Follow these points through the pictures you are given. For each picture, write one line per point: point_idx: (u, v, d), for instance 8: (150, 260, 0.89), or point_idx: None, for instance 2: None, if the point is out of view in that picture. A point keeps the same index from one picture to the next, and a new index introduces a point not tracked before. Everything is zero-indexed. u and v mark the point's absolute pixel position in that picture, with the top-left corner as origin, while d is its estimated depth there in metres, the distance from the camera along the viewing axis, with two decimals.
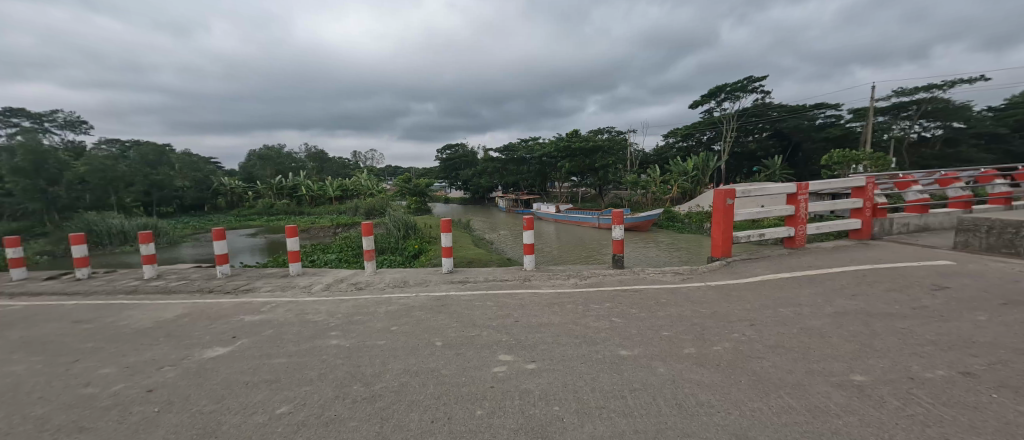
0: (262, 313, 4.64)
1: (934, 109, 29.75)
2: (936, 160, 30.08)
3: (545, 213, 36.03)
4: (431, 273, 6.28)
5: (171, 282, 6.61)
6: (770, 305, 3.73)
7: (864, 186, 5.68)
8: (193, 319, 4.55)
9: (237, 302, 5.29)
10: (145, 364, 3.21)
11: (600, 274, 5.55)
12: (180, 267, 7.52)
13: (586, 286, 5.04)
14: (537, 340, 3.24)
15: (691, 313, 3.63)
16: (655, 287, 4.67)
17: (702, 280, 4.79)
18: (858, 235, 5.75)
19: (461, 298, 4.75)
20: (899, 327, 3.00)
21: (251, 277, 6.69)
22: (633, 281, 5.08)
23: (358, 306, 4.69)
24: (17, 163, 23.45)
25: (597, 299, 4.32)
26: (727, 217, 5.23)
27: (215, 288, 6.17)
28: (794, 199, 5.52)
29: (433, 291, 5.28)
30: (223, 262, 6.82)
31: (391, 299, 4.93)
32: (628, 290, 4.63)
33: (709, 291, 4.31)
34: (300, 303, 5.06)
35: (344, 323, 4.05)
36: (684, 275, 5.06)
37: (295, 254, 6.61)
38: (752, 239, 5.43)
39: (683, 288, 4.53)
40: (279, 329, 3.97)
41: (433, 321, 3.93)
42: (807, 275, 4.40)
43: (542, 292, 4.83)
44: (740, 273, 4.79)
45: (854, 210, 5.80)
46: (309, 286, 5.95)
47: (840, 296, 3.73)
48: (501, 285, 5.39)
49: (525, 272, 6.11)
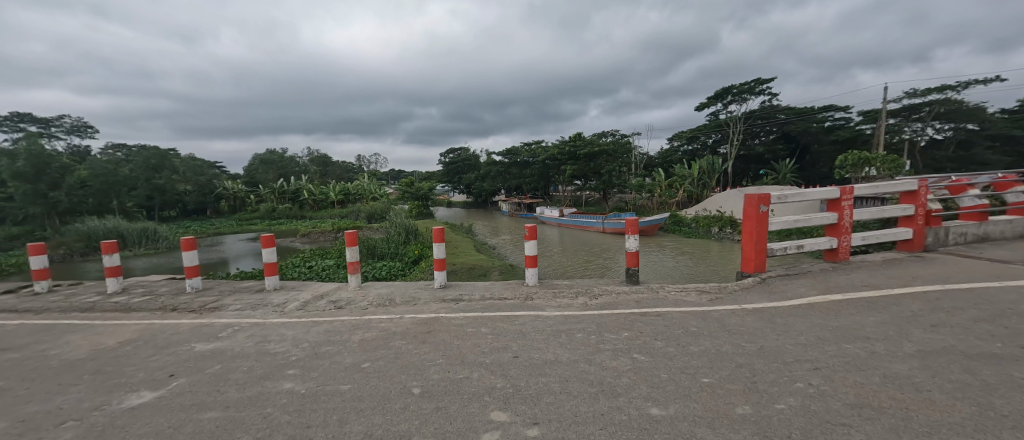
0: (219, 340, 3.96)
1: (947, 111, 28.76)
2: (951, 162, 29.12)
3: (549, 217, 35.30)
4: (420, 290, 5.58)
5: (134, 299, 5.94)
6: (830, 339, 2.99)
7: (915, 190, 4.98)
8: (136, 348, 3.86)
9: (197, 325, 4.62)
10: (44, 420, 2.53)
11: (613, 291, 4.80)
12: (152, 280, 6.89)
13: (597, 307, 4.29)
14: (539, 388, 2.53)
15: (731, 349, 2.92)
16: (681, 311, 3.93)
17: (735, 301, 4.04)
18: (909, 246, 5.03)
19: (452, 322, 4.04)
20: (1019, 379, 2.27)
21: (223, 292, 6.01)
22: (652, 302, 4.34)
23: (331, 331, 4.00)
24: (19, 167, 23.11)
25: (610, 326, 3.60)
26: (761, 226, 4.51)
27: (179, 306, 5.49)
28: (837, 206, 4.79)
29: (421, 312, 4.55)
30: (193, 275, 6.17)
31: (372, 322, 4.23)
32: (649, 313, 3.92)
33: (747, 317, 3.56)
34: (267, 326, 4.37)
35: (309, 356, 3.35)
36: (712, 295, 4.31)
37: (272, 266, 5.98)
38: (789, 252, 4.71)
39: (714, 311, 3.79)
40: (230, 364, 3.29)
41: (415, 355, 3.23)
42: (866, 299, 3.65)
43: (546, 315, 4.09)
44: (780, 293, 4.06)
45: (904, 218, 5.07)
46: (283, 304, 5.25)
47: (916, 328, 3.02)
48: (500, 305, 4.63)
49: (527, 288, 5.38)
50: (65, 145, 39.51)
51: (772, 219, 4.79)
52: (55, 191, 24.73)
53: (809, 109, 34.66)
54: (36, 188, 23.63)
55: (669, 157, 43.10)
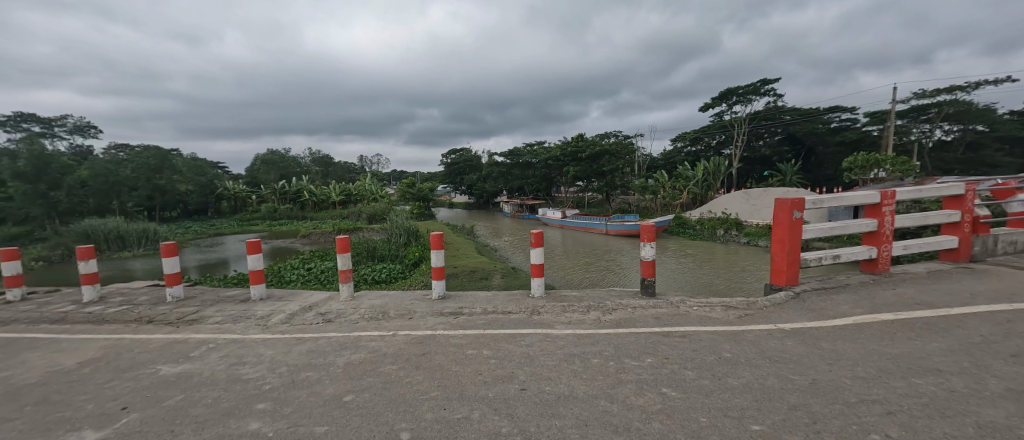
0: (189, 361, 3.53)
1: (956, 112, 28.10)
2: (960, 164, 28.56)
3: (551, 219, 34.84)
4: (417, 302, 5.12)
5: (110, 308, 5.53)
6: (894, 371, 2.53)
7: (961, 195, 4.52)
8: (96, 370, 3.44)
9: (169, 341, 4.18)
10: None
11: (629, 306, 4.34)
12: (133, 288, 6.49)
13: (611, 325, 3.83)
14: (554, 436, 2.09)
15: (779, 384, 2.47)
16: (709, 330, 3.47)
17: (769, 320, 3.57)
18: (953, 256, 4.59)
19: (450, 342, 3.60)
20: None
21: (205, 302, 5.60)
22: (673, 319, 3.86)
23: (314, 352, 3.56)
24: (19, 167, 22.81)
25: (629, 350, 3.14)
26: (794, 234, 4.04)
27: (156, 318, 5.06)
28: (876, 212, 4.32)
29: (417, 328, 4.11)
30: (174, 282, 5.76)
31: (362, 341, 3.79)
32: (674, 333, 3.45)
33: (788, 341, 3.10)
34: (245, 344, 3.94)
35: (284, 385, 2.90)
36: (740, 312, 3.85)
37: (258, 274, 5.57)
38: (824, 262, 4.25)
39: (749, 332, 3.32)
40: (195, 393, 2.87)
41: (406, 386, 2.78)
42: (922, 320, 3.19)
43: (555, 335, 3.62)
44: (819, 311, 3.59)
45: (947, 225, 4.63)
46: (267, 317, 4.84)
47: (1000, 360, 2.54)
48: (503, 321, 4.18)
49: (533, 300, 4.94)
50: (68, 145, 39.21)
51: (805, 226, 4.32)
52: (54, 191, 24.44)
53: (815, 110, 34.12)
54: (37, 189, 23.37)
55: (673, 158, 42.62)
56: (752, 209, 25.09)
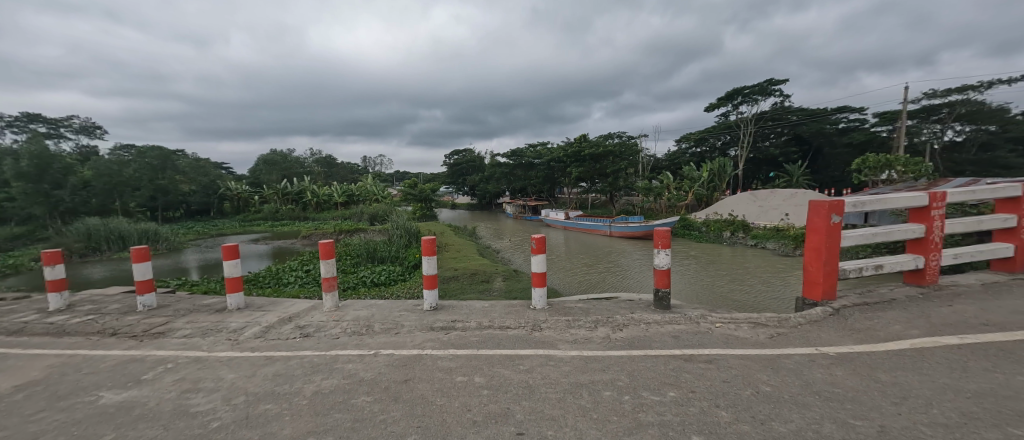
0: (136, 388, 3.06)
1: (968, 112, 27.35)
2: (972, 165, 27.76)
3: (554, 220, 34.41)
4: (406, 313, 4.65)
5: (74, 319, 5.08)
6: (989, 419, 2.01)
7: (1018, 197, 4.01)
8: (30, 396, 2.99)
9: (126, 359, 3.72)
10: None
11: (642, 321, 3.85)
12: (107, 295, 6.07)
13: (624, 345, 3.34)
14: None
15: (839, 434, 1.96)
16: (737, 353, 2.98)
17: (807, 342, 3.07)
18: (1008, 265, 4.11)
19: (439, 365, 3.13)
20: None
21: (177, 312, 5.14)
22: (695, 339, 3.35)
23: (281, 377, 3.08)
24: (22, 167, 22.54)
25: (648, 379, 2.66)
26: (832, 240, 3.53)
27: (120, 330, 4.61)
28: (924, 216, 3.80)
29: (404, 346, 3.65)
30: (146, 290, 5.31)
31: (337, 363, 3.31)
32: (698, 357, 2.95)
33: (835, 371, 2.60)
34: (208, 364, 3.48)
35: (234, 423, 2.43)
36: (772, 331, 3.35)
37: (235, 281, 5.13)
38: (865, 273, 3.75)
39: (787, 358, 2.82)
40: (125, 433, 2.39)
41: (378, 426, 2.30)
42: (995, 345, 2.68)
43: (559, 357, 3.13)
44: (867, 332, 3.08)
45: (1001, 231, 4.14)
46: (240, 330, 4.37)
47: None
48: (498, 338, 3.70)
49: (534, 313, 4.45)
50: (72, 145, 39.15)
51: (843, 232, 3.80)
52: (58, 190, 24.17)
53: (822, 110, 33.53)
54: (39, 188, 23.07)
55: (677, 159, 42.05)
56: (760, 211, 24.46)
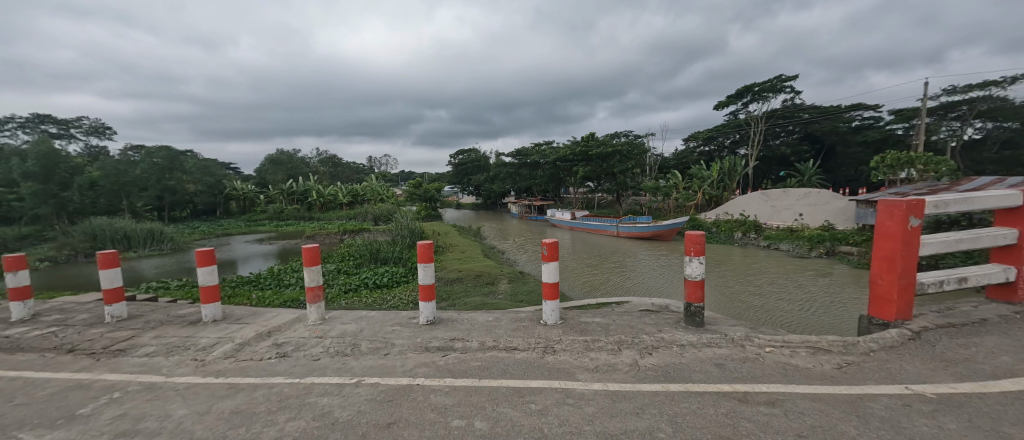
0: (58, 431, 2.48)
1: (990, 108, 26.20)
2: (993, 164, 26.65)
3: (560, 220, 33.60)
4: (399, 329, 4.08)
5: (32, 332, 4.56)
6: None
7: None
8: None
9: (68, 385, 3.18)
10: None
11: (675, 343, 3.24)
12: (79, 304, 5.58)
13: (658, 378, 2.71)
14: None
15: None
16: (804, 391, 2.38)
17: (890, 376, 2.45)
18: None
19: (433, 402, 2.55)
20: None
21: (146, 325, 4.61)
22: (748, 370, 2.72)
23: (239, 416, 2.52)
24: (29, 168, 22.12)
25: (702, 433, 2.03)
26: (909, 246, 2.91)
27: (77, 347, 4.08)
28: (1016, 220, 3.18)
29: (394, 373, 3.07)
30: (113, 300, 4.78)
31: (311, 396, 2.74)
32: (757, 397, 2.34)
33: (950, 423, 1.97)
34: (160, 394, 2.93)
35: None
36: (838, 359, 2.74)
37: (210, 289, 4.60)
38: (946, 287, 3.13)
39: (874, 401, 2.21)
40: None
41: None
42: None
43: (581, 394, 2.53)
44: (967, 364, 2.46)
45: None
46: (210, 348, 3.82)
47: None
48: (503, 363, 3.11)
49: (545, 329, 3.88)
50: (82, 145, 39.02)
51: (921, 237, 3.16)
52: (65, 191, 23.78)
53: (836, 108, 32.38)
54: (47, 188, 22.74)
55: (685, 158, 41.29)
56: (771, 211, 23.74)
